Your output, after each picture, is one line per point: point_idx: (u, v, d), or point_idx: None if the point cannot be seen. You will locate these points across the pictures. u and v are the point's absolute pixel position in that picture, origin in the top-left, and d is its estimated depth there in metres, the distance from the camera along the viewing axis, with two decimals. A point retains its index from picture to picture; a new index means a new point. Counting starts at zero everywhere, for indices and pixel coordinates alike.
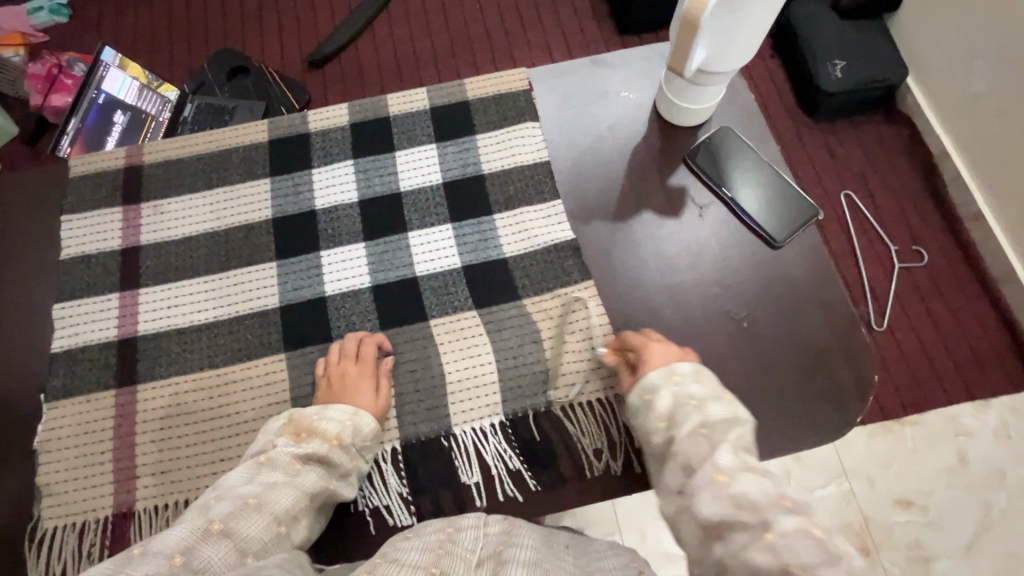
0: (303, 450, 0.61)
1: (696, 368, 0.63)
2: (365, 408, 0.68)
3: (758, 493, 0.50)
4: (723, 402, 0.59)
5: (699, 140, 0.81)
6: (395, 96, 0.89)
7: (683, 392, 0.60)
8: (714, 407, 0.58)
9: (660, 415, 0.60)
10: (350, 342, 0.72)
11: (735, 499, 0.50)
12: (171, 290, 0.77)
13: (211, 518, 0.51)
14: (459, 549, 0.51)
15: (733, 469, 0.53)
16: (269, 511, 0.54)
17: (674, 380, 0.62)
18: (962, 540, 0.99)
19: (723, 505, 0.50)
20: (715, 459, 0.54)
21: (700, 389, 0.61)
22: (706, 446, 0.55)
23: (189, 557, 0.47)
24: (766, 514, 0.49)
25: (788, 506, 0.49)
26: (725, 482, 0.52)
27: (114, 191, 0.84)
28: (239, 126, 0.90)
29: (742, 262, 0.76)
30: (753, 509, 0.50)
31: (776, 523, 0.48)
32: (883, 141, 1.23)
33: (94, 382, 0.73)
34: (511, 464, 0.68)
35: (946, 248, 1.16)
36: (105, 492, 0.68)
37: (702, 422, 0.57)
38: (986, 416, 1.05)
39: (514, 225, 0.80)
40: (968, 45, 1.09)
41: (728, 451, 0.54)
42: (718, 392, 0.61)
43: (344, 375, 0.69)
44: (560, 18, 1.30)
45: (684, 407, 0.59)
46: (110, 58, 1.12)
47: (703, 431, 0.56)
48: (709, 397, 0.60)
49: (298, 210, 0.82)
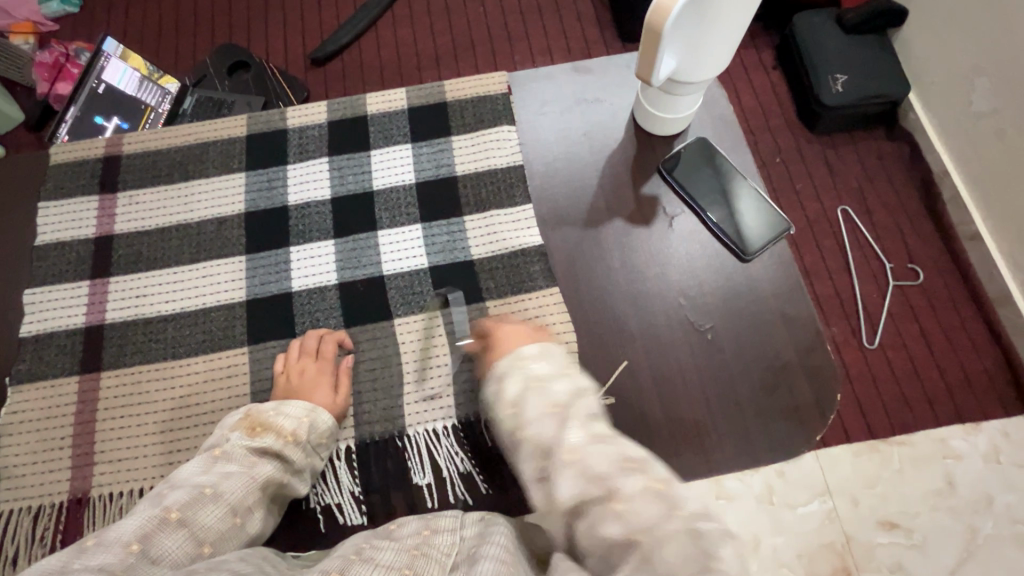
0: (257, 443, 0.61)
1: (545, 346, 0.57)
2: (323, 405, 0.68)
3: (606, 464, 0.46)
4: (566, 378, 0.53)
5: (674, 150, 0.81)
6: (374, 95, 0.90)
7: (529, 375, 0.53)
8: (555, 385, 0.52)
9: (507, 402, 0.52)
10: (311, 339, 0.72)
11: (584, 472, 0.46)
12: (141, 280, 0.78)
13: (168, 506, 0.51)
14: (433, 552, 0.49)
15: (578, 443, 0.47)
16: (225, 501, 0.55)
17: (519, 364, 0.55)
18: (945, 565, 0.95)
19: (572, 481, 0.45)
20: (564, 438, 0.48)
21: (543, 367, 0.54)
22: (554, 425, 0.49)
23: (145, 545, 0.47)
24: (611, 483, 0.45)
25: (629, 469, 0.45)
26: (570, 459, 0.46)
27: (93, 180, 0.85)
28: (220, 120, 0.91)
29: (709, 274, 0.75)
30: (601, 480, 0.45)
31: (621, 489, 0.44)
32: (880, 156, 1.20)
33: (59, 368, 0.73)
34: (462, 467, 0.68)
35: (941, 265, 1.12)
36: (62, 477, 0.68)
37: (549, 405, 0.50)
38: (975, 439, 1.01)
39: (484, 227, 0.80)
40: (971, 62, 1.07)
41: (579, 428, 0.48)
42: (566, 368, 0.54)
43: (303, 373, 0.69)
44: (559, 21, 1.29)
45: (535, 391, 0.51)
46: (112, 49, 1.13)
47: (554, 411, 0.50)
48: (552, 376, 0.53)
49: (270, 205, 0.82)
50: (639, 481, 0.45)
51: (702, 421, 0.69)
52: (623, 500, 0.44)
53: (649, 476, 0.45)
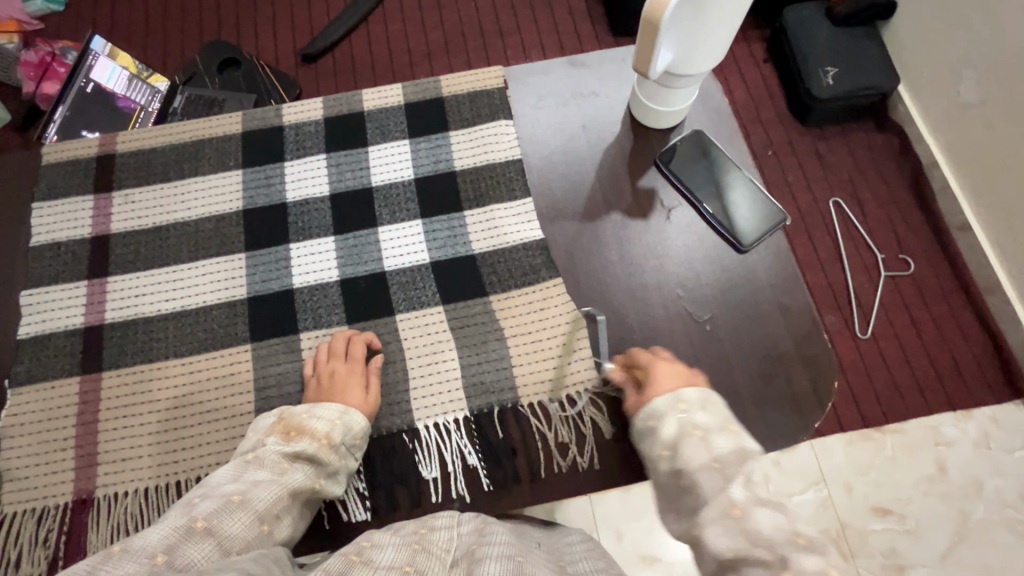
0: (291, 449, 0.61)
1: (704, 396, 0.61)
2: (355, 406, 0.68)
3: (773, 530, 0.47)
4: (728, 433, 0.57)
5: (669, 144, 0.81)
6: (369, 91, 0.89)
7: (688, 420, 0.58)
8: (718, 438, 0.56)
9: (663, 442, 0.59)
10: (339, 341, 0.72)
11: (747, 534, 0.47)
12: (140, 279, 0.77)
13: (195, 516, 0.50)
14: (434, 548, 0.51)
15: (746, 503, 0.50)
16: (252, 509, 0.53)
17: (681, 409, 0.60)
18: (937, 549, 0.97)
19: (734, 539, 0.48)
20: (729, 493, 0.51)
21: (705, 418, 0.58)
22: (719, 479, 0.53)
23: (171, 556, 0.46)
24: (783, 550, 0.45)
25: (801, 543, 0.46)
26: (738, 517, 0.49)
27: (87, 179, 0.84)
28: (214, 117, 0.90)
29: (707, 266, 0.76)
30: (768, 545, 0.46)
31: (793, 560, 0.45)
32: (872, 149, 1.21)
33: (58, 369, 0.73)
34: (470, 461, 0.69)
35: (931, 256, 1.13)
36: (66, 478, 0.68)
37: (709, 456, 0.55)
38: (966, 425, 1.03)
39: (484, 221, 0.80)
40: (958, 54, 1.08)
41: (741, 486, 0.51)
42: (726, 422, 0.58)
43: (333, 375, 0.69)
44: (553, 16, 1.29)
45: (693, 439, 0.56)
46: (100, 47, 1.11)
47: (712, 465, 0.54)
48: (713, 428, 0.57)
49: (269, 202, 0.82)
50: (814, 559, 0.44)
51: None
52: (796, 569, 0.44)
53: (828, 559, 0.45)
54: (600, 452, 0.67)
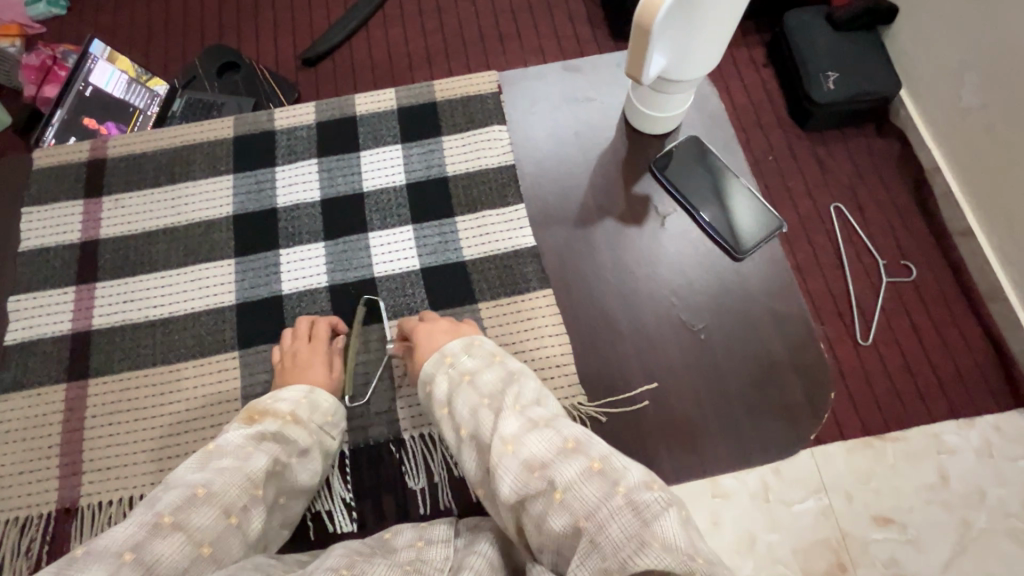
0: (254, 430, 0.58)
1: (467, 342, 0.63)
2: (319, 384, 0.67)
3: (542, 449, 0.48)
4: (494, 371, 0.59)
5: (665, 149, 0.80)
6: (363, 95, 0.88)
7: (456, 370, 0.60)
8: (483, 376, 0.58)
9: (440, 401, 0.59)
10: (302, 323, 0.72)
11: (524, 462, 0.48)
12: (127, 284, 0.77)
13: (160, 511, 0.48)
14: (428, 567, 0.48)
15: (517, 434, 0.50)
16: (218, 502, 0.51)
17: (447, 364, 0.61)
18: (939, 559, 0.94)
19: (513, 471, 0.48)
20: (501, 430, 0.51)
21: (469, 361, 0.60)
22: (491, 414, 0.54)
23: (139, 554, 0.44)
24: (551, 468, 0.46)
25: (566, 451, 0.47)
26: (510, 449, 0.49)
27: (77, 183, 0.83)
28: (204, 121, 0.89)
29: (701, 273, 0.75)
30: (542, 468, 0.47)
31: (559, 476, 0.45)
32: (872, 153, 1.20)
33: (46, 376, 0.72)
34: (455, 472, 0.68)
35: (933, 262, 1.12)
36: (50, 487, 0.67)
37: (480, 398, 0.56)
38: (968, 434, 1.01)
39: (474, 228, 0.79)
40: (959, 59, 1.08)
41: (514, 418, 0.52)
42: (492, 359, 0.60)
43: (297, 356, 0.69)
44: (553, 21, 1.28)
45: (464, 388, 0.58)
46: (99, 50, 1.12)
47: (486, 406, 0.55)
48: (478, 372, 0.59)
49: (260, 208, 0.81)
50: (577, 463, 0.46)
51: (692, 421, 0.69)
52: (562, 487, 0.45)
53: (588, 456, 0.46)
54: None
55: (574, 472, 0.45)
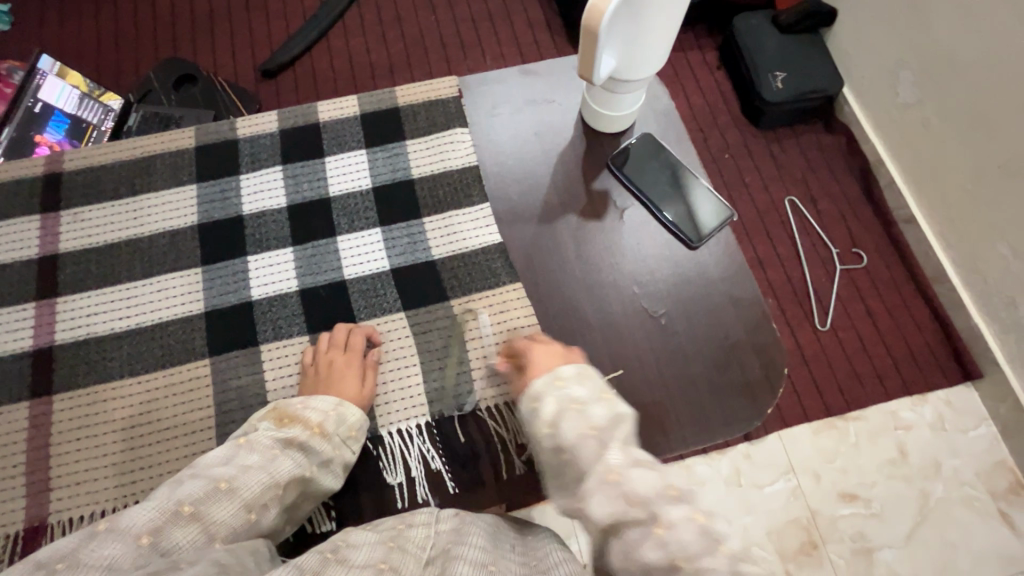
0: (284, 435, 0.61)
1: (581, 370, 0.57)
2: (349, 398, 0.69)
3: (648, 489, 0.47)
4: (603, 402, 0.53)
5: (620, 147, 0.84)
6: (325, 102, 0.89)
7: (566, 396, 0.54)
8: (595, 408, 0.53)
9: (544, 420, 0.53)
10: (340, 331, 0.73)
11: (626, 495, 0.46)
12: (90, 298, 0.75)
13: (182, 498, 0.51)
14: (409, 545, 0.50)
15: (623, 467, 0.48)
16: (239, 497, 0.53)
17: (557, 385, 0.56)
18: (901, 530, 1.00)
19: (613, 505, 0.46)
20: (606, 460, 0.49)
21: (582, 391, 0.55)
22: (595, 446, 0.50)
23: (156, 538, 0.47)
24: (655, 508, 0.46)
25: (673, 497, 0.47)
26: (617, 482, 0.47)
27: (33, 200, 0.82)
28: (165, 132, 0.89)
29: (660, 263, 0.79)
30: (643, 504, 0.46)
31: (664, 515, 0.45)
32: (823, 149, 1.27)
33: (8, 395, 0.70)
34: (432, 465, 0.69)
35: (884, 251, 1.19)
36: (16, 507, 0.65)
37: (587, 426, 0.51)
38: (922, 410, 1.08)
39: (442, 227, 0.82)
40: (895, 60, 1.15)
41: (618, 450, 0.49)
42: (602, 392, 0.55)
43: (332, 365, 0.70)
44: (509, 27, 1.32)
45: (572, 415, 0.52)
46: (48, 66, 1.11)
47: (594, 435, 0.50)
48: (591, 399, 0.54)
49: (224, 215, 0.81)
50: (684, 510, 0.46)
51: (659, 402, 0.72)
52: (667, 526, 0.45)
53: (694, 507, 0.46)
54: None
55: (680, 516, 0.45)
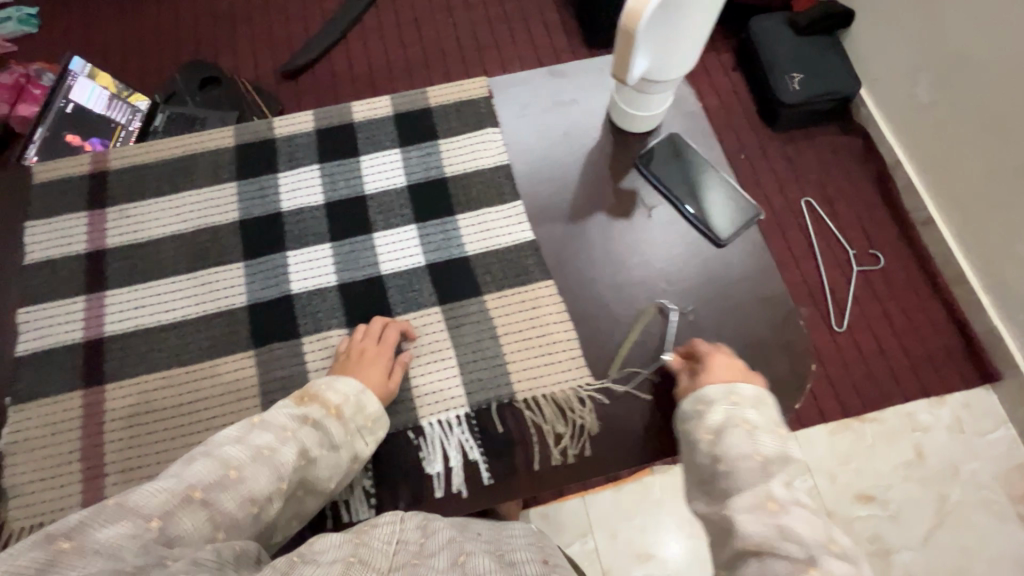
0: (301, 413, 0.63)
1: (760, 396, 0.61)
2: (373, 386, 0.70)
3: (806, 529, 0.47)
4: (776, 435, 0.57)
5: (649, 146, 0.86)
6: (359, 103, 0.92)
7: (738, 413, 0.59)
8: (764, 436, 0.56)
9: (707, 428, 0.59)
10: (375, 324, 0.75)
11: (783, 529, 0.48)
12: (139, 292, 0.78)
13: (191, 483, 0.51)
14: (375, 542, 0.50)
15: (785, 500, 0.50)
16: (245, 488, 0.53)
17: (732, 400, 0.60)
18: (918, 533, 1.00)
19: (764, 527, 0.48)
20: (768, 486, 0.51)
21: (757, 416, 0.58)
22: (759, 471, 0.53)
23: (165, 523, 0.47)
24: (814, 551, 0.46)
25: (836, 551, 0.46)
26: (775, 511, 0.49)
27: (82, 196, 0.85)
28: (205, 132, 0.91)
29: (688, 260, 0.80)
30: (800, 542, 0.47)
31: (821, 560, 0.45)
32: (837, 151, 1.29)
33: (60, 384, 0.73)
34: (471, 455, 0.70)
35: (900, 253, 1.20)
36: (72, 492, 0.68)
37: (754, 450, 0.55)
38: (939, 412, 1.09)
39: (475, 224, 0.83)
40: (912, 61, 1.15)
41: (780, 483, 0.52)
42: (775, 424, 0.58)
43: (364, 353, 0.72)
44: (523, 30, 1.36)
45: (739, 432, 0.57)
46: (78, 66, 1.14)
47: (756, 458, 0.54)
48: (760, 426, 0.57)
49: (264, 212, 0.83)
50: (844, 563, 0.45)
51: None
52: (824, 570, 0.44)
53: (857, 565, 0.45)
54: (590, 441, 0.70)
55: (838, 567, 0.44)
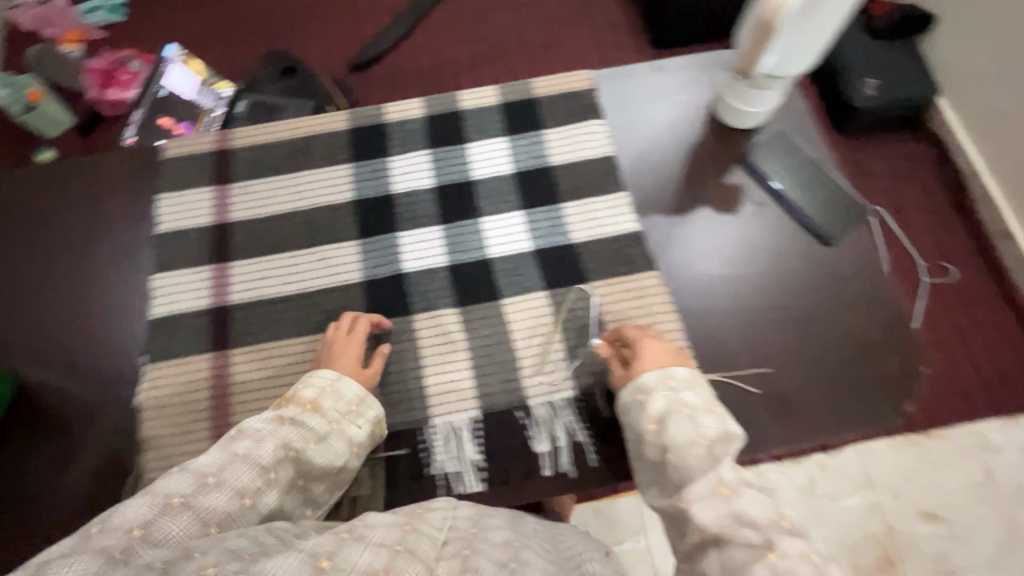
0: (274, 415, 0.63)
1: (693, 378, 0.65)
2: (349, 375, 0.71)
3: (758, 513, 0.51)
4: (714, 414, 0.60)
5: (757, 142, 0.86)
6: (467, 92, 0.94)
7: (676, 398, 0.62)
8: (704, 417, 0.60)
9: (649, 416, 0.62)
10: (345, 318, 0.76)
11: (736, 514, 0.51)
12: (262, 264, 0.82)
13: (168, 493, 0.51)
14: (424, 527, 0.49)
15: (734, 483, 0.54)
16: (230, 486, 0.54)
17: (667, 386, 0.63)
18: (984, 556, 1.00)
19: (717, 515, 0.52)
20: (718, 471, 0.55)
21: (692, 398, 0.62)
22: (707, 459, 0.56)
23: (146, 531, 0.47)
24: (768, 533, 0.50)
25: (786, 530, 0.50)
26: (725, 496, 0.53)
27: (207, 172, 0.90)
28: (317, 114, 0.95)
29: (796, 257, 0.80)
30: (753, 526, 0.50)
31: (777, 543, 0.49)
32: (913, 161, 1.28)
33: (192, 347, 0.78)
34: (578, 436, 0.72)
35: (973, 268, 1.19)
36: (203, 448, 0.73)
37: (699, 435, 0.58)
38: (1013, 433, 1.07)
39: (582, 212, 0.84)
40: (998, 69, 1.13)
41: (729, 467, 0.55)
42: (713, 404, 0.62)
43: (334, 346, 0.73)
44: (593, 29, 1.39)
45: (682, 418, 0.60)
46: (173, 56, 1.30)
47: (703, 442, 0.57)
48: (699, 407, 0.61)
49: (376, 193, 0.87)
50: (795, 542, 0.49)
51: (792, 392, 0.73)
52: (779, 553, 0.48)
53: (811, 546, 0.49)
54: None
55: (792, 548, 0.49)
